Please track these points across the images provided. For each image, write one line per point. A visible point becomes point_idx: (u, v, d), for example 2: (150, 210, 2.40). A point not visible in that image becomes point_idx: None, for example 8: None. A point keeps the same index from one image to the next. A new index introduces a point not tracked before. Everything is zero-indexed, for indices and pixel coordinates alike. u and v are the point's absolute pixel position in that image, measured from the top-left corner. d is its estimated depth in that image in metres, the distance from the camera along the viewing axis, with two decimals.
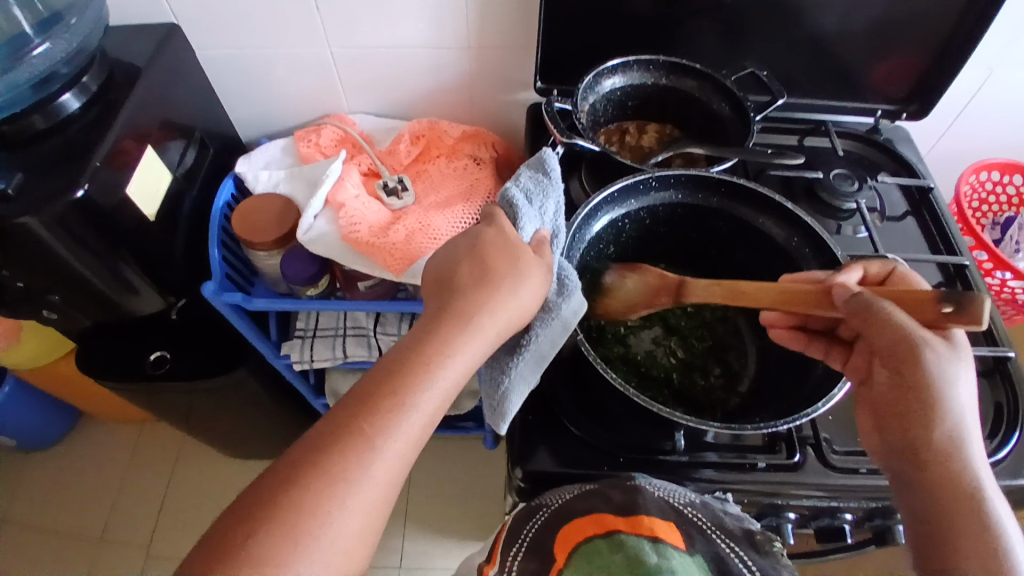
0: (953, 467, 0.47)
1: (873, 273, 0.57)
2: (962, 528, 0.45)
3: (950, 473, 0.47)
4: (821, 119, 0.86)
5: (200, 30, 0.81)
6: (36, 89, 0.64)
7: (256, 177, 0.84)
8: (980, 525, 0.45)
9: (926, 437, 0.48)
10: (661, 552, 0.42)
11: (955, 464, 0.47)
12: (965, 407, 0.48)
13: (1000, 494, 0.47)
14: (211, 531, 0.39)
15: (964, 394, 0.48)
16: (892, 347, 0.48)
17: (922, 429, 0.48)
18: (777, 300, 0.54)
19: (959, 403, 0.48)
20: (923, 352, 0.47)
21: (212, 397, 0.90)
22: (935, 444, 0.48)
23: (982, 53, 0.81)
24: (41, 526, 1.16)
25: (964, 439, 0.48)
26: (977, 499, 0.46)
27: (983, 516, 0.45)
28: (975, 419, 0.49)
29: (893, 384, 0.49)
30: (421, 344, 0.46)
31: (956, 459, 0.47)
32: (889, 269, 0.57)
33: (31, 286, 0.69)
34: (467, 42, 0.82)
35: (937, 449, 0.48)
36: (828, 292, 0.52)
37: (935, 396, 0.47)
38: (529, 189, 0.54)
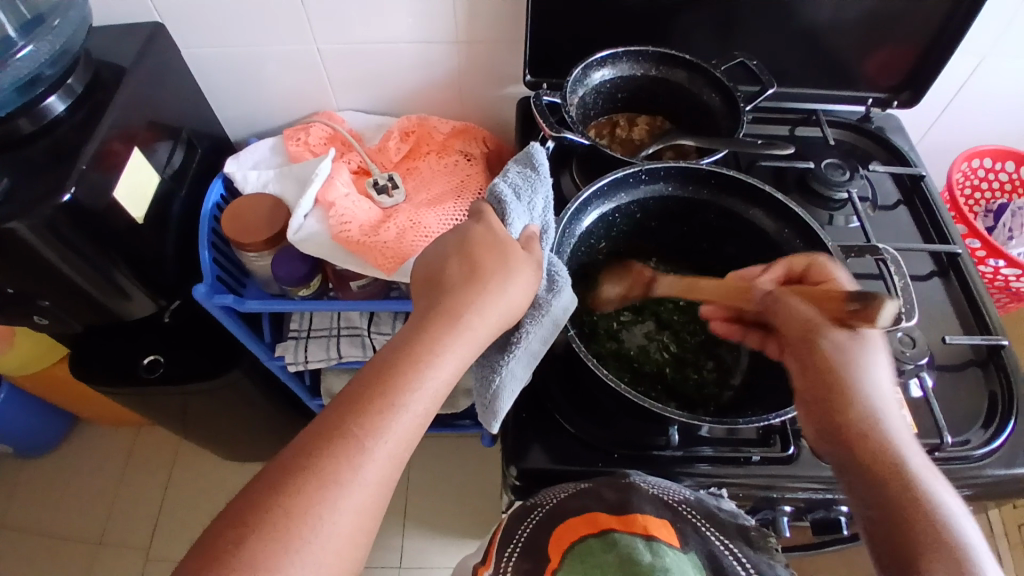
0: (879, 448, 0.47)
1: (795, 270, 0.56)
2: (913, 509, 0.44)
3: (877, 454, 0.46)
4: (813, 108, 0.85)
5: (186, 30, 0.80)
6: (21, 92, 0.64)
7: (245, 177, 0.83)
8: (924, 510, 0.44)
9: (847, 421, 0.48)
10: (654, 550, 0.42)
11: (881, 446, 0.47)
12: (880, 392, 0.49)
13: (938, 477, 0.46)
14: (202, 538, 0.38)
15: (878, 379, 0.50)
16: (795, 334, 0.52)
17: (843, 411, 0.48)
18: (720, 293, 0.59)
19: (870, 387, 0.49)
20: (825, 338, 0.50)
21: (206, 399, 0.90)
22: (859, 425, 0.48)
23: (975, 39, 0.80)
24: (40, 529, 1.16)
25: (887, 421, 0.48)
26: (915, 481, 0.45)
27: (922, 498, 0.44)
28: (892, 406, 0.49)
29: (807, 373, 0.51)
30: (411, 345, 0.45)
31: (881, 440, 0.47)
32: (807, 259, 0.56)
33: (21, 292, 0.69)
34: (456, 36, 0.82)
35: (860, 430, 0.48)
36: (750, 287, 0.57)
37: (847, 382, 0.49)
38: (517, 184, 0.54)
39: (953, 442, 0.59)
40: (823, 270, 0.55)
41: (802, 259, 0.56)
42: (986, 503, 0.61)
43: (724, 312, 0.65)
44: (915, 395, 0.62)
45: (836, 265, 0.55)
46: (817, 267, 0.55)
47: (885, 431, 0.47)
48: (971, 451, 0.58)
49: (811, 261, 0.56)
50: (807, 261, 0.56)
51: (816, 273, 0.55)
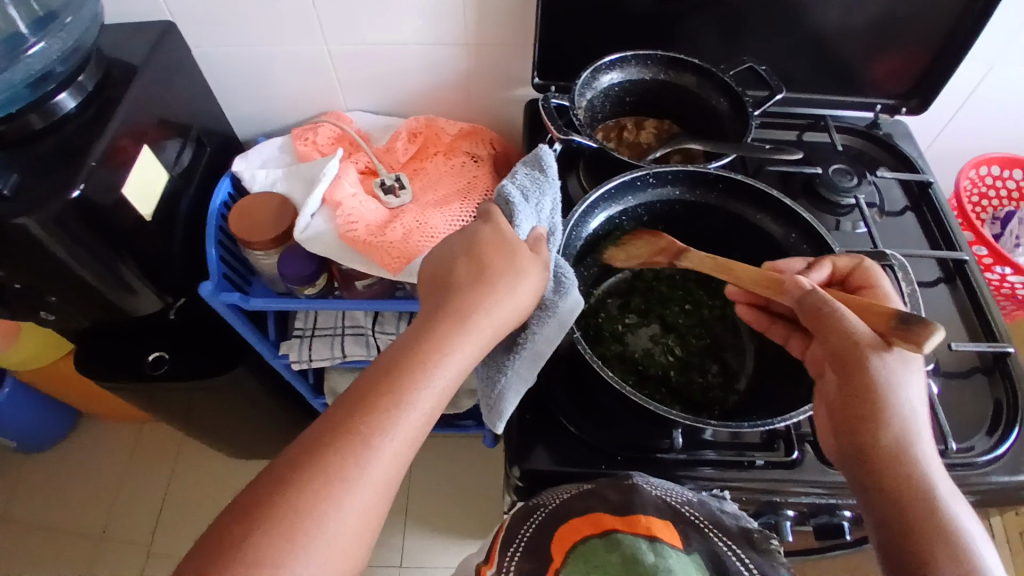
0: (907, 473, 0.46)
1: (840, 268, 0.56)
2: (934, 535, 0.44)
3: (908, 479, 0.46)
4: (821, 114, 0.85)
5: (196, 29, 0.80)
6: (32, 88, 0.64)
7: (252, 176, 0.83)
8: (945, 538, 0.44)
9: (878, 441, 0.47)
10: (658, 551, 0.42)
11: (910, 470, 0.47)
12: (916, 413, 0.48)
13: (959, 500, 0.46)
14: (207, 534, 0.39)
15: (914, 401, 0.48)
16: (838, 350, 0.48)
17: (877, 433, 0.47)
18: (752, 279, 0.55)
19: (907, 408, 0.48)
20: (873, 360, 0.47)
21: (210, 396, 0.90)
22: (892, 449, 0.47)
23: (983, 46, 0.80)
24: (42, 525, 1.16)
25: (918, 444, 0.47)
26: (938, 505, 0.46)
27: (944, 525, 0.45)
28: (924, 426, 0.48)
29: (845, 389, 0.48)
30: (418, 344, 0.46)
31: (911, 464, 0.47)
32: (849, 262, 0.56)
33: (28, 287, 0.69)
34: (465, 38, 0.82)
35: (892, 453, 0.47)
36: (783, 282, 0.53)
37: (886, 403, 0.47)
38: (525, 187, 0.54)
39: (957, 449, 0.59)
40: (867, 275, 0.55)
41: (848, 262, 0.56)
42: (991, 510, 0.61)
43: (750, 297, 0.62)
44: (920, 401, 0.61)
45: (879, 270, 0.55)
46: (860, 272, 0.55)
47: (915, 454, 0.47)
48: (976, 458, 0.58)
49: (856, 266, 0.56)
50: (854, 265, 0.55)
51: (859, 277, 0.55)
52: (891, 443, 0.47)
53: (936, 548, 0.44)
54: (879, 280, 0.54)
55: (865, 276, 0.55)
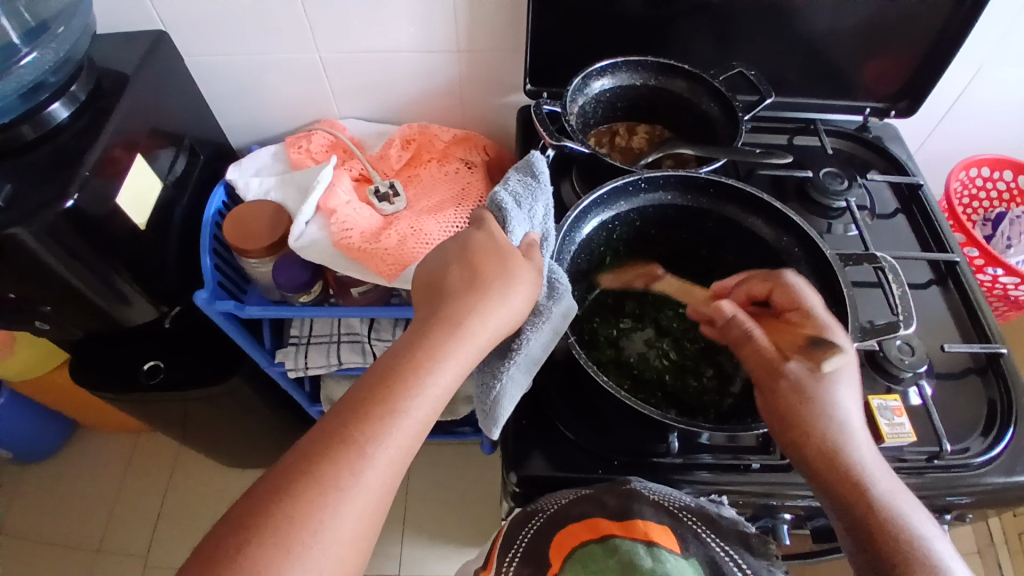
0: (847, 478, 0.47)
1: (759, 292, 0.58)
2: (890, 538, 0.45)
3: (852, 484, 0.47)
4: (810, 118, 0.86)
5: (189, 38, 0.81)
6: (25, 98, 0.64)
7: (247, 184, 0.83)
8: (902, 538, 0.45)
9: (813, 449, 0.48)
10: (655, 555, 0.42)
11: (853, 473, 0.47)
12: (850, 420, 0.49)
13: (907, 498, 0.48)
14: (202, 544, 0.39)
15: (844, 413, 0.49)
16: (756, 369, 0.52)
17: (808, 446, 0.48)
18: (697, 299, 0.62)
19: (835, 418, 0.49)
20: (788, 377, 0.50)
21: (206, 405, 0.90)
22: (829, 460, 0.48)
23: (972, 49, 0.81)
24: (37, 537, 1.16)
25: (852, 450, 0.48)
26: (889, 507, 0.46)
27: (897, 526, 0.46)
28: (859, 432, 0.49)
29: (773, 411, 0.50)
30: (412, 352, 0.46)
31: (852, 471, 0.48)
32: (771, 284, 0.57)
33: (22, 298, 0.69)
34: (457, 46, 0.82)
35: (826, 462, 0.48)
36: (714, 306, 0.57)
37: (816, 415, 0.49)
38: (518, 193, 0.54)
39: (952, 450, 0.59)
40: (787, 294, 0.56)
41: (765, 285, 0.58)
42: (986, 510, 0.61)
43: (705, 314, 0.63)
44: (914, 402, 0.62)
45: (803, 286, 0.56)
46: (780, 289, 0.56)
47: (855, 461, 0.48)
48: (971, 459, 0.59)
49: (773, 284, 0.57)
50: (774, 281, 0.57)
51: (780, 296, 0.56)
52: (826, 456, 0.48)
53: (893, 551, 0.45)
54: (799, 294, 0.55)
55: (786, 291, 0.56)
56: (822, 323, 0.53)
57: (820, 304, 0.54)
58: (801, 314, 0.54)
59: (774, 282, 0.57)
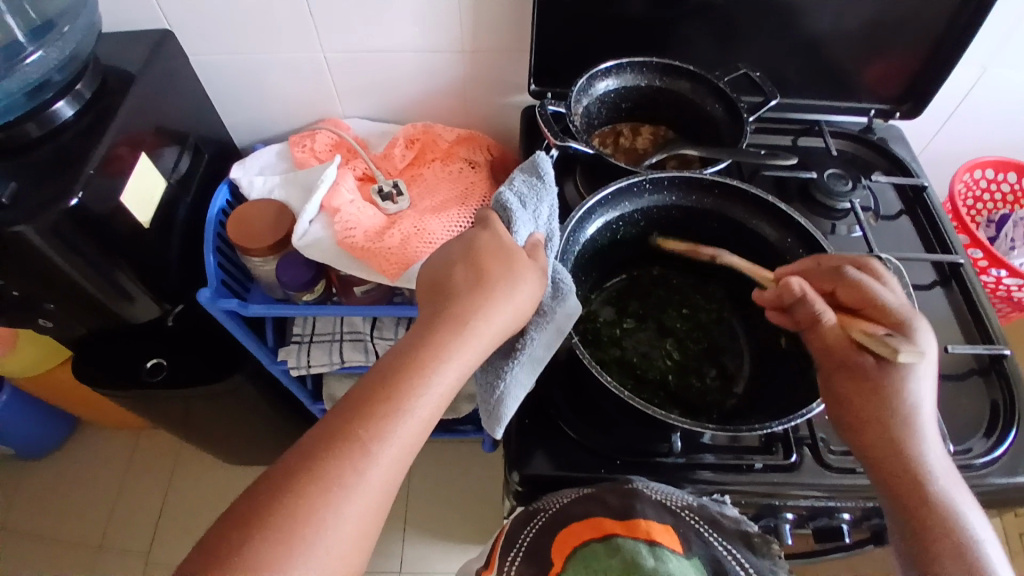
0: (907, 469, 0.48)
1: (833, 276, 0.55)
2: (937, 532, 0.46)
3: (908, 475, 0.48)
4: (814, 120, 0.86)
5: (194, 37, 0.81)
6: (30, 97, 0.64)
7: (250, 183, 0.84)
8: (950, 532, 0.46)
9: (875, 437, 0.49)
10: (658, 555, 0.42)
11: (912, 466, 0.48)
12: (920, 414, 0.49)
13: (967, 498, 0.48)
14: (205, 541, 0.39)
15: (916, 412, 0.49)
16: (832, 362, 0.52)
17: (870, 435, 0.50)
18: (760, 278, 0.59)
19: (905, 411, 0.49)
20: (863, 370, 0.50)
21: (209, 403, 0.90)
22: (901, 458, 0.49)
23: (976, 50, 0.81)
24: (39, 534, 1.16)
25: (918, 443, 0.49)
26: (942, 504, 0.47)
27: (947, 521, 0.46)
28: (928, 427, 0.50)
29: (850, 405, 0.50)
30: (417, 350, 0.46)
31: (915, 463, 0.48)
32: (833, 284, 0.54)
33: (26, 295, 0.69)
34: (461, 46, 0.83)
35: (887, 451, 0.49)
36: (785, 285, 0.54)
37: (884, 405, 0.49)
38: (523, 193, 0.54)
39: (955, 451, 0.59)
40: (853, 292, 0.53)
41: (828, 282, 0.54)
42: (990, 511, 0.61)
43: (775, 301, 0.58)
44: None
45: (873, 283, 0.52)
46: (844, 287, 0.53)
47: (925, 463, 0.48)
48: (974, 460, 0.58)
49: (835, 283, 0.54)
50: (837, 277, 0.53)
51: (847, 293, 0.53)
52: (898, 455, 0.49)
53: (941, 547, 0.45)
54: (869, 290, 0.52)
55: (854, 288, 0.53)
56: (902, 320, 0.50)
57: (895, 299, 0.52)
58: (876, 310, 0.51)
59: (836, 282, 0.54)
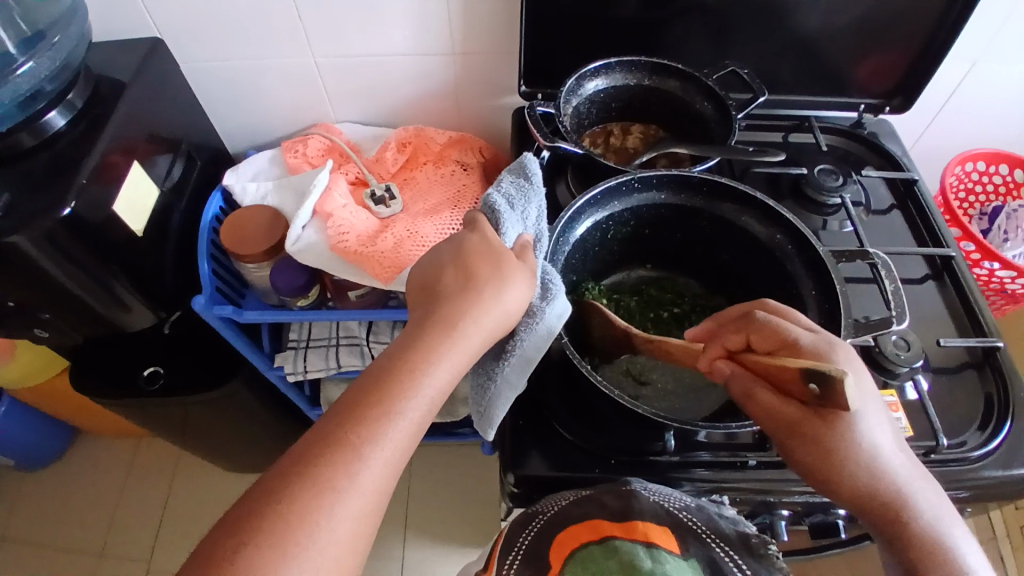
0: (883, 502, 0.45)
1: (733, 340, 0.51)
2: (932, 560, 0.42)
3: (887, 508, 0.44)
4: (805, 115, 0.86)
5: (185, 44, 0.81)
6: (22, 107, 0.65)
7: (243, 189, 0.84)
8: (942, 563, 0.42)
9: (846, 488, 0.45)
10: (655, 557, 0.42)
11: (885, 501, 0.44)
12: (882, 446, 0.46)
13: (956, 522, 0.45)
14: (200, 548, 0.39)
15: (873, 438, 0.46)
16: (774, 427, 0.47)
17: (845, 488, 0.45)
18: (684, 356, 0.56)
19: (869, 451, 0.45)
20: (810, 433, 0.46)
21: (207, 409, 0.90)
22: (865, 492, 0.45)
23: (965, 43, 0.81)
24: (41, 543, 1.16)
25: (894, 482, 0.45)
26: (931, 535, 0.43)
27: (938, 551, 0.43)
28: (899, 460, 0.46)
29: (802, 458, 0.46)
30: (406, 353, 0.46)
31: (890, 501, 0.44)
32: (744, 332, 0.50)
33: (22, 305, 0.69)
34: (450, 49, 0.83)
35: (865, 498, 0.45)
36: (711, 367, 0.52)
37: (840, 454, 0.45)
38: (510, 195, 0.55)
39: (949, 445, 0.59)
40: (765, 333, 0.48)
41: (739, 333, 0.50)
42: (988, 504, 0.61)
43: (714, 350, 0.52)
44: (911, 397, 0.62)
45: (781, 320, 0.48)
46: (756, 333, 0.49)
47: (892, 483, 0.45)
48: (969, 453, 0.58)
49: (747, 328, 0.50)
50: (747, 324, 0.50)
51: (759, 338, 0.49)
52: (863, 480, 0.45)
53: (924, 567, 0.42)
54: (780, 332, 0.48)
55: (766, 331, 0.48)
56: (822, 356, 0.46)
57: (805, 331, 0.47)
58: (793, 349, 0.47)
59: (748, 327, 0.49)
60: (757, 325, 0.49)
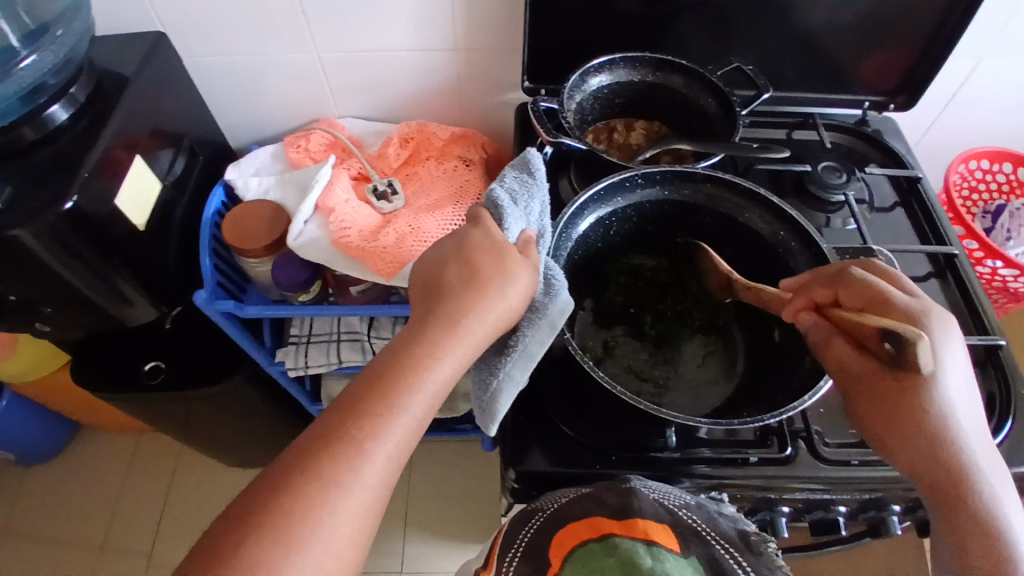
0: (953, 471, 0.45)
1: (821, 294, 0.52)
2: (981, 538, 0.44)
3: (953, 479, 0.45)
4: (809, 112, 0.85)
5: (188, 38, 0.81)
6: (25, 101, 0.64)
7: (246, 184, 0.84)
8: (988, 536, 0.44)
9: (917, 452, 0.46)
10: (655, 555, 0.42)
11: (951, 469, 0.45)
12: (963, 416, 0.46)
13: (1015, 499, 0.46)
14: (203, 542, 0.39)
15: (955, 405, 0.46)
16: (850, 379, 0.49)
17: (910, 452, 0.47)
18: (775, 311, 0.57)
19: (951, 420, 0.46)
20: (893, 390, 0.47)
21: (208, 404, 0.90)
22: (934, 459, 0.46)
23: (971, 40, 0.80)
24: (41, 537, 1.16)
25: (969, 453, 0.46)
26: (992, 509, 0.44)
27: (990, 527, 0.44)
28: (976, 433, 0.47)
29: (874, 413, 0.48)
30: (410, 348, 0.46)
31: (960, 471, 0.45)
32: (833, 289, 0.51)
33: (24, 299, 0.69)
34: (454, 44, 0.83)
35: (931, 466, 0.46)
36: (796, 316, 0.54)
37: (918, 418, 0.46)
38: (513, 191, 0.54)
39: None
40: (857, 291, 0.50)
41: (829, 288, 0.51)
42: None
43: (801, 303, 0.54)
44: None
45: (880, 280, 0.49)
46: (845, 289, 0.50)
47: (966, 453, 0.46)
48: None
49: (837, 286, 0.51)
50: (840, 280, 0.51)
51: (849, 296, 0.50)
52: (934, 446, 0.46)
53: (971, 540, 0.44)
54: (873, 291, 0.49)
55: (858, 289, 0.50)
56: (913, 317, 0.47)
57: (906, 296, 0.49)
58: (884, 308, 0.48)
59: (838, 284, 0.51)
60: (849, 282, 0.50)
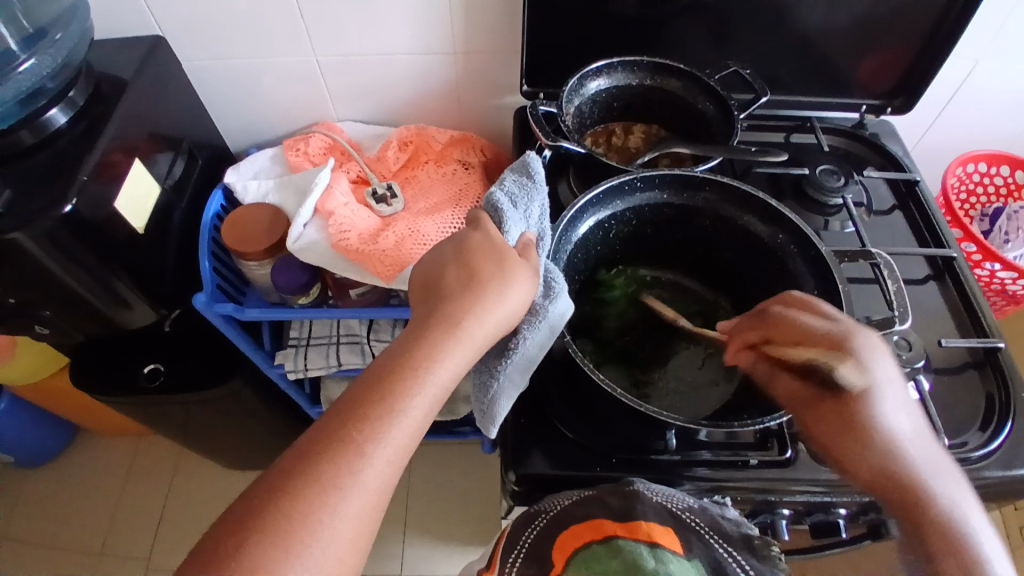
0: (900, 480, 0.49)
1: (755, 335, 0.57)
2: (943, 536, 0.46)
3: (902, 486, 0.49)
4: (806, 115, 0.86)
5: (186, 42, 0.81)
6: (23, 104, 0.64)
7: (244, 188, 0.84)
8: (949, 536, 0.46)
9: (864, 466, 0.50)
10: (659, 557, 0.43)
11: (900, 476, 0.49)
12: (902, 428, 0.51)
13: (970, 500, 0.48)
14: (203, 545, 0.38)
15: (892, 419, 0.51)
16: (800, 406, 0.55)
17: (858, 466, 0.51)
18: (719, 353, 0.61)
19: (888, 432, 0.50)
20: (834, 412, 0.52)
21: (208, 408, 0.90)
22: (881, 470, 0.50)
23: (968, 43, 0.81)
24: (40, 541, 1.16)
25: (911, 460, 0.49)
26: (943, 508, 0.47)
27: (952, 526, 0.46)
28: (918, 441, 0.50)
29: (822, 435, 0.53)
30: (409, 351, 0.46)
31: (908, 478, 0.49)
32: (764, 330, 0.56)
33: (23, 302, 0.69)
34: (452, 48, 0.83)
35: (878, 476, 0.50)
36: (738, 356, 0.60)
37: (862, 433, 0.51)
38: (513, 193, 0.54)
39: (951, 444, 0.59)
40: (786, 327, 0.53)
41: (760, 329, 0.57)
42: (989, 504, 0.61)
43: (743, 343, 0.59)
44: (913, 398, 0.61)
45: (799, 312, 0.53)
46: (775, 330, 0.54)
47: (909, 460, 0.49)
48: (972, 452, 0.58)
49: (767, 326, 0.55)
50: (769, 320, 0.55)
51: (779, 333, 0.53)
52: (879, 460, 0.50)
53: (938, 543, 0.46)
54: (798, 327, 0.52)
55: (783, 325, 0.53)
56: (833, 344, 0.50)
57: (824, 321, 0.51)
58: (805, 341, 0.51)
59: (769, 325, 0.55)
60: (777, 321, 0.54)
